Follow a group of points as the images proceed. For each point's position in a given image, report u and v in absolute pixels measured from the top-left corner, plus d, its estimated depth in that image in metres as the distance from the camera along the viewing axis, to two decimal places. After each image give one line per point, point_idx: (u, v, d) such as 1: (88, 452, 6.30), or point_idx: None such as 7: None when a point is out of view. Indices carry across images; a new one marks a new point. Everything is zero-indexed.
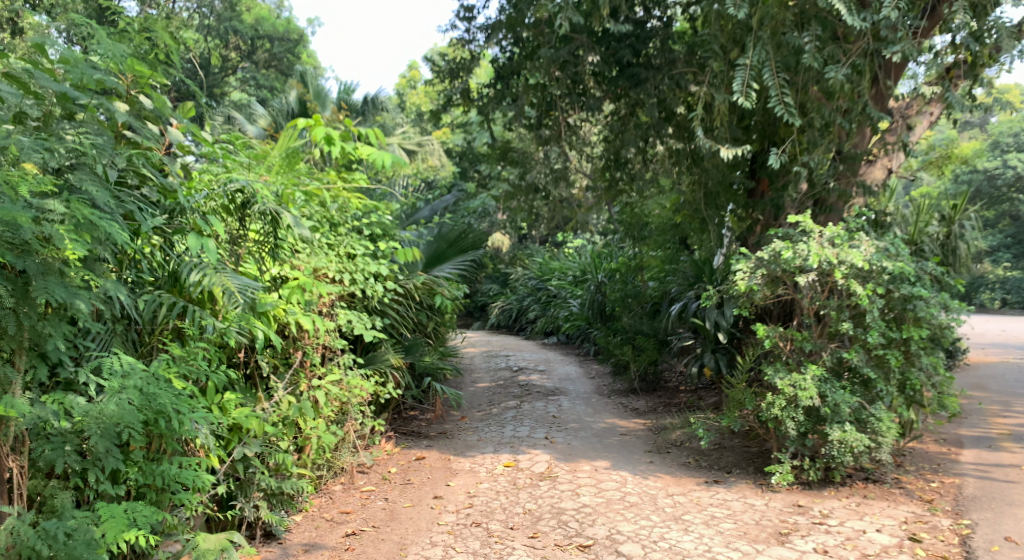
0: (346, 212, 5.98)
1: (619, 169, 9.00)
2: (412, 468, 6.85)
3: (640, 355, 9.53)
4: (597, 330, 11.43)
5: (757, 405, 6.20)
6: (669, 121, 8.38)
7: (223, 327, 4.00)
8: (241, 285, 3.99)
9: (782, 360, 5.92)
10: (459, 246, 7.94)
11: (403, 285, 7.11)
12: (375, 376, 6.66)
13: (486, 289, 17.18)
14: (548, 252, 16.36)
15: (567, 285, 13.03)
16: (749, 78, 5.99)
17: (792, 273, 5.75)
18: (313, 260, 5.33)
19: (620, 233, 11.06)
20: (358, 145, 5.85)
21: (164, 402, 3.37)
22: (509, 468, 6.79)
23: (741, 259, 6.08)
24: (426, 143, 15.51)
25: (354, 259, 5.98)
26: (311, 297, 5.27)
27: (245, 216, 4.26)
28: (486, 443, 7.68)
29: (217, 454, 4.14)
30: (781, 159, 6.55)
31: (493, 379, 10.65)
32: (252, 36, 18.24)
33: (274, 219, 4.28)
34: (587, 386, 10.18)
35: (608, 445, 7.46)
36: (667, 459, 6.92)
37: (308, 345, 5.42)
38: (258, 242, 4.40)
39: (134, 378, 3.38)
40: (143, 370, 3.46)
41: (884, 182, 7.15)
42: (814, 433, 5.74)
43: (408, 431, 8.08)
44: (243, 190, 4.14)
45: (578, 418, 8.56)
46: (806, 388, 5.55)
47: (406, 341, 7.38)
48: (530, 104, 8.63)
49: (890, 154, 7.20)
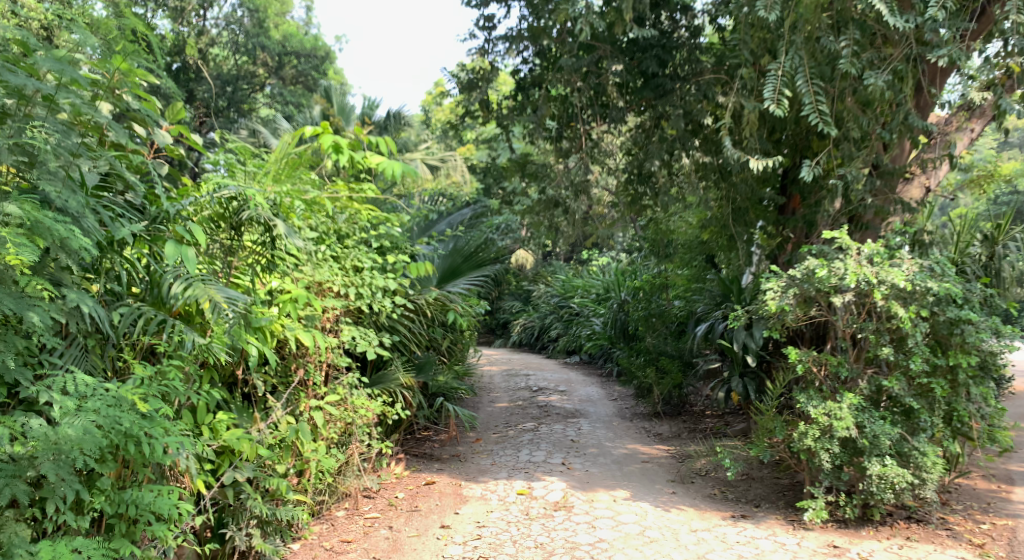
0: (355, 224, 5.66)
1: (643, 183, 8.61)
2: (421, 494, 6.51)
3: (664, 378, 9.14)
4: (620, 350, 11.05)
5: (788, 434, 5.82)
6: (696, 133, 8.04)
7: (206, 343, 3.71)
8: (228, 298, 3.68)
9: (816, 387, 5.53)
10: (475, 261, 7.65)
11: (414, 300, 6.77)
12: (382, 396, 6.34)
13: (509, 307, 16.88)
14: (572, 269, 16.01)
15: (590, 304, 12.67)
16: (781, 84, 5.62)
17: (827, 294, 5.36)
18: (314, 273, 5.03)
19: (645, 250, 10.69)
20: (369, 154, 5.57)
21: (125, 425, 3.09)
22: (523, 495, 6.45)
23: (771, 278, 5.70)
24: (449, 158, 15.26)
25: (361, 272, 5.68)
26: (312, 312, 4.96)
27: (237, 226, 3.97)
28: (500, 468, 7.33)
29: (203, 480, 3.84)
30: (815, 172, 6.17)
31: (512, 399, 10.30)
32: (278, 52, 17.74)
33: (268, 228, 3.99)
34: (609, 409, 9.79)
35: (629, 473, 7.09)
36: (691, 489, 6.54)
37: (309, 364, 5.10)
38: (250, 254, 4.11)
39: (92, 400, 3.10)
40: (107, 390, 3.18)
41: (925, 199, 6.77)
42: (850, 466, 5.34)
43: (419, 453, 7.73)
44: (234, 197, 3.88)
45: (597, 443, 8.18)
46: (842, 417, 5.17)
47: (418, 359, 7.06)
48: (551, 115, 8.33)
49: (929, 172, 6.78)
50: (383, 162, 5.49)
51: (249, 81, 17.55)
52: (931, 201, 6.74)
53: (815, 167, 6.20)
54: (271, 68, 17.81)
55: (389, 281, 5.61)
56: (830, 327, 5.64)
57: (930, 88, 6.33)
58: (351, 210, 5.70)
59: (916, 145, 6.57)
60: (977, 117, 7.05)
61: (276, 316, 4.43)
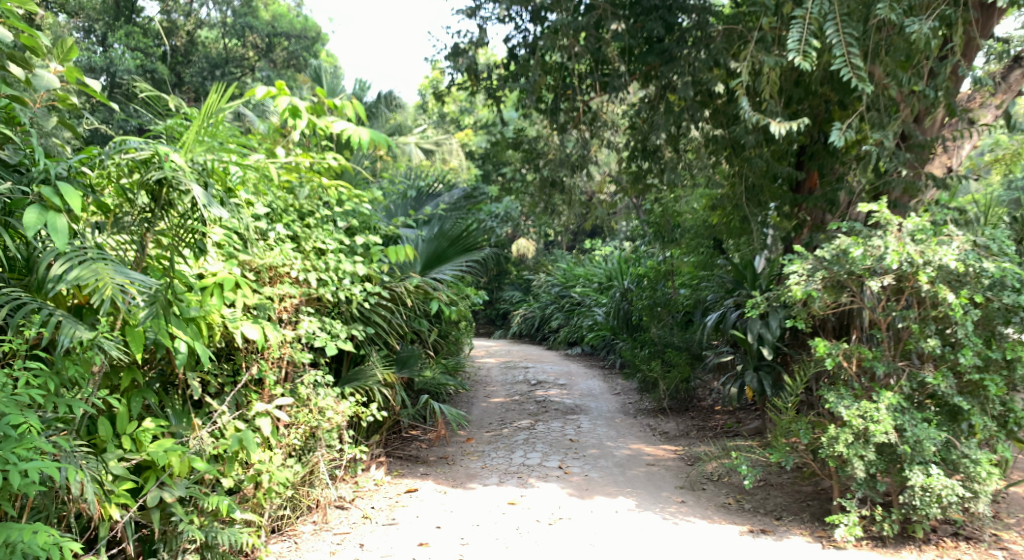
0: (317, 201, 4.94)
1: (647, 159, 7.88)
2: (400, 504, 5.83)
3: (670, 372, 8.40)
4: (622, 342, 10.34)
5: (814, 438, 5.14)
6: (707, 105, 7.31)
7: (98, 334, 3.06)
8: (128, 279, 3.07)
9: (846, 384, 4.83)
10: (462, 245, 6.93)
11: (391, 288, 6.03)
12: (356, 395, 5.66)
13: (508, 297, 16.20)
14: (573, 257, 15.26)
15: (593, 293, 11.98)
16: (809, 34, 4.89)
17: (860, 277, 4.66)
18: (264, 256, 4.33)
19: (650, 235, 9.95)
20: (333, 119, 4.83)
21: None
22: (514, 507, 5.78)
23: (795, 259, 5.00)
24: (444, 142, 14.47)
25: (324, 256, 4.95)
26: (262, 300, 4.27)
27: (149, 192, 3.31)
28: (490, 473, 6.64)
29: (110, 499, 3.21)
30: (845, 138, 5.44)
31: (508, 393, 9.61)
32: (268, 33, 16.56)
33: (186, 193, 3.32)
34: (611, 404, 9.09)
35: (632, 478, 6.39)
36: (703, 498, 5.85)
37: (263, 360, 4.40)
38: (170, 227, 3.40)
39: None
40: None
41: (946, 175, 6.10)
42: (888, 475, 4.65)
43: (403, 455, 7.04)
44: (140, 154, 3.26)
45: (598, 443, 7.47)
46: (880, 420, 4.46)
47: (401, 353, 6.44)
48: (546, 86, 7.61)
49: (948, 150, 6.20)
50: (349, 130, 4.76)
51: (239, 64, 16.59)
52: (954, 178, 6.07)
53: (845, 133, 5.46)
54: (261, 49, 16.65)
55: (357, 265, 4.90)
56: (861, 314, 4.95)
57: (980, 33, 5.68)
58: (315, 185, 4.97)
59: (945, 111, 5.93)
60: (1004, 91, 6.32)
61: (213, 304, 3.72)
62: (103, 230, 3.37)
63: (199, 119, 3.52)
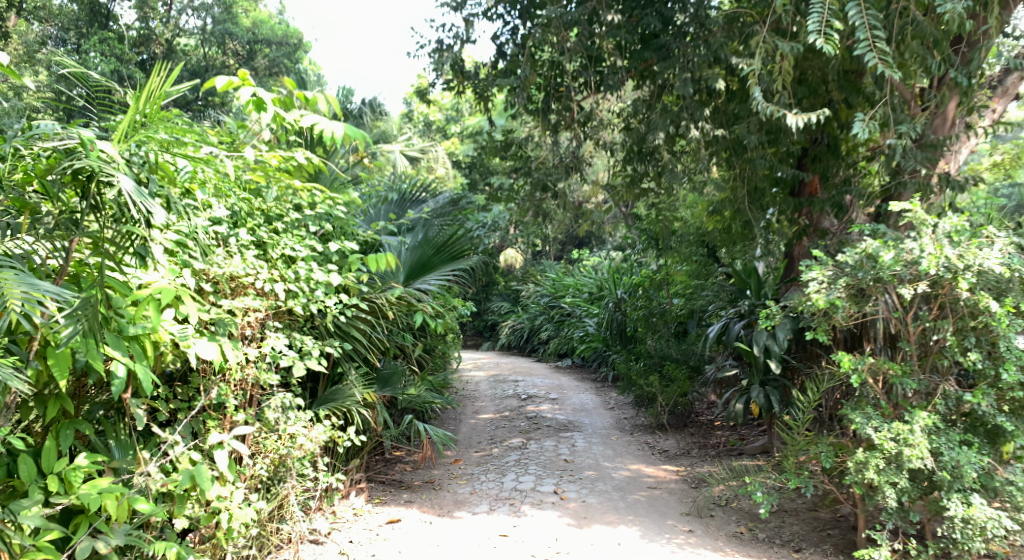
0: (285, 204, 4.43)
1: (644, 162, 7.29)
2: (382, 538, 5.37)
3: (669, 386, 7.91)
4: (616, 354, 9.87)
5: (835, 462, 4.69)
6: (707, 103, 6.88)
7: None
8: (33, 291, 2.74)
9: (872, 403, 4.39)
10: (448, 253, 6.44)
11: (370, 299, 5.48)
12: (332, 418, 5.21)
13: (496, 308, 15.73)
14: (562, 267, 14.81)
15: (584, 303, 11.53)
16: (830, 16, 4.47)
17: (887, 284, 4.23)
18: (223, 265, 3.84)
19: (644, 242, 9.48)
20: (303, 114, 4.31)
21: None
22: (508, 540, 5.32)
23: (813, 266, 4.56)
24: (430, 149, 13.91)
25: (294, 264, 4.43)
26: (220, 316, 3.76)
27: (68, 188, 2.91)
28: (480, 499, 6.15)
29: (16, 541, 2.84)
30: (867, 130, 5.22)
31: (498, 409, 9.12)
32: (248, 40, 15.06)
33: (111, 188, 2.90)
34: (606, 420, 8.62)
35: (633, 503, 5.91)
36: (711, 526, 5.41)
37: (223, 383, 3.88)
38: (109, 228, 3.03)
39: None
40: None
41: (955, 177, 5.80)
42: (922, 503, 4.22)
43: (386, 480, 6.53)
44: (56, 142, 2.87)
45: (595, 463, 6.99)
46: (915, 444, 4.02)
47: (383, 370, 6.09)
48: (537, 84, 7.13)
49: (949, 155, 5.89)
50: (321, 125, 4.27)
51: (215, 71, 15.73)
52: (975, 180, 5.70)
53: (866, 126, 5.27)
54: (242, 58, 15.16)
55: (331, 275, 4.40)
56: (876, 323, 4.49)
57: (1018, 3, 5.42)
58: (285, 186, 4.47)
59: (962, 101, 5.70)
60: (1000, 95, 6.12)
61: (151, 320, 3.15)
62: (18, 232, 2.98)
63: (134, 105, 3.05)
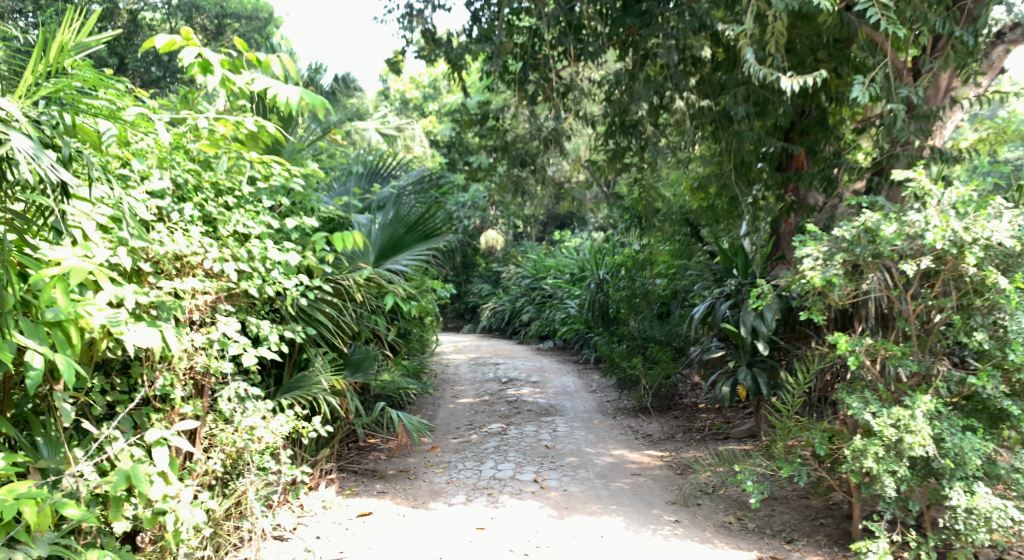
0: (237, 177, 4.10)
1: (627, 134, 6.91)
2: (351, 532, 5.06)
3: (653, 369, 7.62)
4: (598, 336, 9.58)
5: (830, 449, 4.43)
6: (692, 72, 6.55)
7: None
8: None
9: (869, 387, 4.13)
10: (420, 232, 6.11)
11: (336, 281, 5.12)
12: (297, 407, 4.89)
13: (477, 290, 15.40)
14: (544, 247, 14.47)
15: (565, 284, 11.23)
16: None
17: (888, 259, 3.98)
18: (164, 243, 3.53)
19: (627, 221, 9.18)
20: (256, 78, 4.00)
21: None
22: (485, 534, 5.02)
23: (808, 242, 4.26)
24: (406, 127, 13.46)
25: (248, 242, 4.10)
26: (161, 298, 3.45)
27: None
28: (456, 488, 5.85)
29: None
30: (864, 91, 5.15)
31: (477, 393, 8.82)
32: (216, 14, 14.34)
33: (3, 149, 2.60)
34: (587, 403, 8.34)
35: (616, 492, 5.64)
36: (698, 516, 5.15)
37: (169, 373, 3.57)
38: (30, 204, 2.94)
39: None
40: None
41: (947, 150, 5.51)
42: (922, 492, 3.97)
43: (359, 470, 6.22)
44: None
45: (576, 449, 6.72)
46: (917, 430, 3.75)
47: (353, 355, 5.81)
48: (514, 54, 6.76)
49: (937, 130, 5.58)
50: (275, 90, 3.96)
51: None
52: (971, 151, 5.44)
53: (865, 88, 5.16)
54: (210, 32, 14.60)
55: (289, 254, 4.07)
56: (872, 302, 4.33)
57: None
58: (237, 158, 4.14)
59: (955, 69, 5.44)
60: (986, 70, 5.75)
61: (60, 305, 2.84)
62: None
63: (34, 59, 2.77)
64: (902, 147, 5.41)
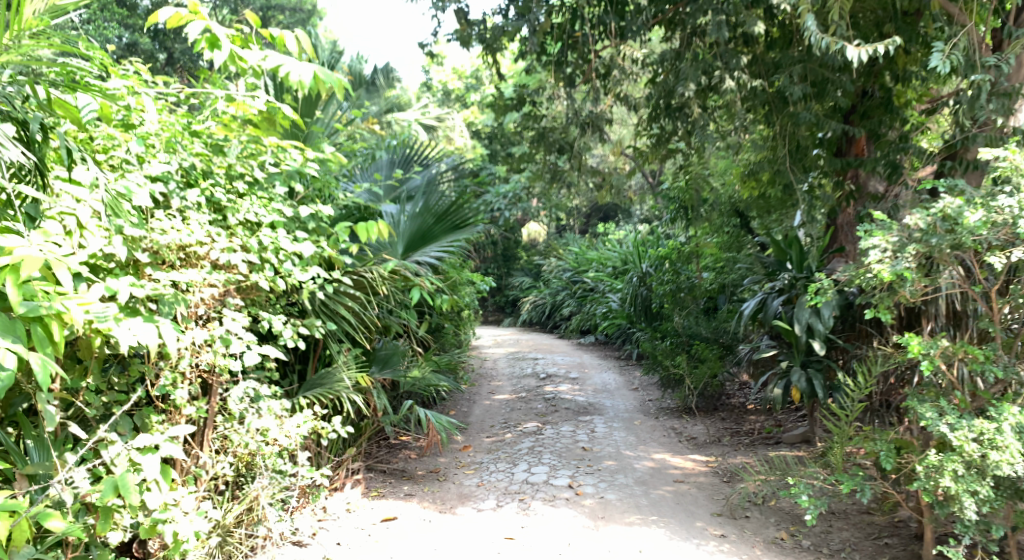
0: (247, 161, 3.80)
1: (672, 118, 6.49)
2: (375, 539, 4.76)
3: (698, 367, 7.18)
4: (641, 332, 9.17)
5: (899, 463, 4.00)
6: (743, 51, 6.10)
7: None
8: None
9: (945, 395, 3.70)
10: (450, 222, 5.78)
11: (359, 272, 4.82)
12: (318, 405, 4.59)
13: (518, 283, 15.04)
14: (586, 240, 14.05)
15: (607, 278, 10.83)
16: None
17: (974, 250, 3.56)
18: (162, 232, 3.24)
19: (672, 212, 8.75)
20: (267, 55, 3.67)
21: None
22: (513, 544, 4.67)
23: (877, 233, 3.82)
24: (444, 116, 13.10)
25: (259, 231, 3.79)
26: (159, 292, 3.15)
27: None
28: (487, 492, 5.51)
29: None
30: (944, 59, 4.70)
31: (514, 390, 8.47)
32: None
33: None
34: (629, 402, 7.94)
35: (658, 500, 5.24)
36: (748, 530, 4.74)
37: (168, 372, 3.29)
38: (4, 191, 2.77)
39: None
40: None
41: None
42: (1006, 515, 3.55)
43: (387, 470, 5.91)
44: None
45: (616, 452, 6.33)
46: (1004, 446, 3.35)
47: (380, 350, 5.50)
48: (552, 33, 6.37)
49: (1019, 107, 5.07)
50: (287, 68, 3.62)
51: None
52: None
53: (943, 58, 4.70)
54: None
55: (303, 244, 3.75)
56: (947, 299, 3.91)
57: None
58: (248, 140, 3.83)
59: None
60: None
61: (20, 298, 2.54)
62: None
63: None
64: (977, 128, 4.93)
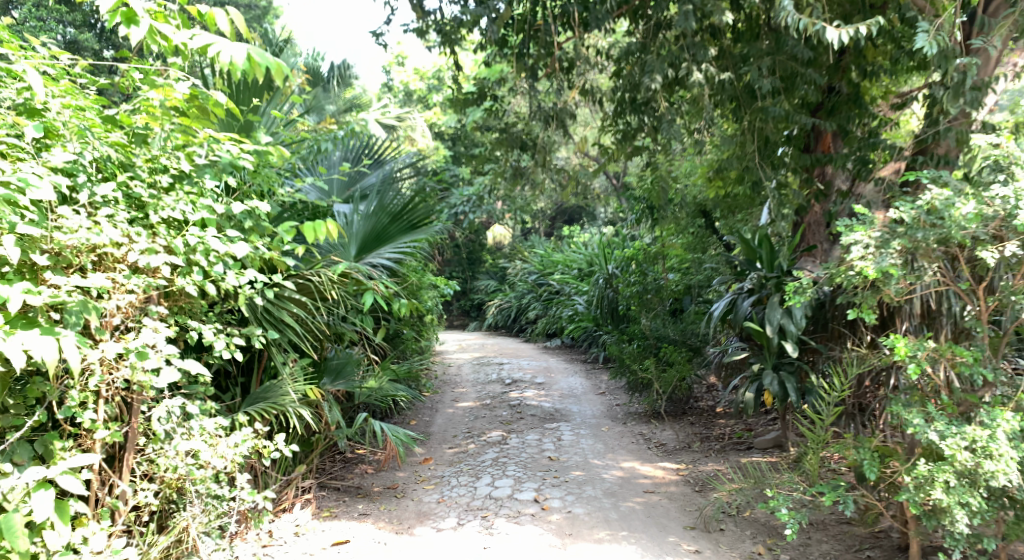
0: (172, 153, 3.44)
1: (637, 112, 6.21)
2: None
3: (667, 371, 6.92)
4: (608, 334, 8.90)
5: (883, 472, 3.75)
6: (711, 41, 5.85)
7: None
8: None
9: (932, 401, 3.45)
10: (405, 221, 5.44)
11: (306, 276, 4.46)
12: (260, 420, 4.22)
13: (483, 286, 14.70)
14: (552, 242, 13.78)
15: (572, 280, 10.56)
16: None
17: (963, 244, 3.33)
18: (66, 231, 2.88)
19: (638, 212, 8.50)
20: (194, 34, 3.31)
21: None
22: None
23: (859, 228, 3.57)
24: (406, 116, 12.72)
25: (186, 229, 3.43)
26: (62, 299, 2.80)
27: None
28: (447, 509, 5.18)
29: None
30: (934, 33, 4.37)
31: (477, 397, 8.14)
32: None
33: None
34: (596, 407, 7.66)
35: (627, 514, 4.95)
36: (723, 544, 4.47)
37: (75, 391, 2.94)
38: None
39: None
40: None
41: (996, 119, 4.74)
42: (999, 528, 3.31)
43: (341, 486, 5.55)
44: None
45: (583, 462, 6.03)
46: (998, 454, 3.11)
47: (332, 359, 5.14)
48: (512, 24, 6.06)
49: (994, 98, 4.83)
50: (217, 48, 3.27)
51: None
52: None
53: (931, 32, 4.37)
54: None
55: (235, 245, 3.40)
56: (927, 299, 3.69)
57: None
58: (174, 130, 3.47)
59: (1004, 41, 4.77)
60: None
61: None
62: None
63: None
64: (948, 120, 4.73)
